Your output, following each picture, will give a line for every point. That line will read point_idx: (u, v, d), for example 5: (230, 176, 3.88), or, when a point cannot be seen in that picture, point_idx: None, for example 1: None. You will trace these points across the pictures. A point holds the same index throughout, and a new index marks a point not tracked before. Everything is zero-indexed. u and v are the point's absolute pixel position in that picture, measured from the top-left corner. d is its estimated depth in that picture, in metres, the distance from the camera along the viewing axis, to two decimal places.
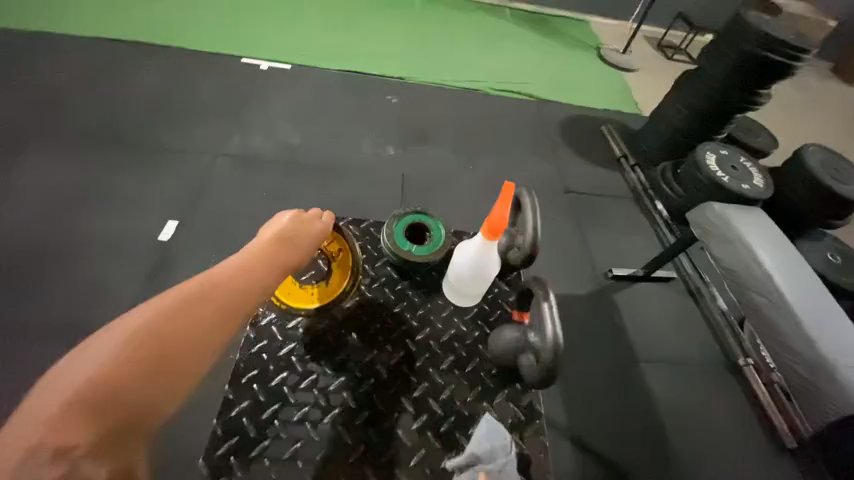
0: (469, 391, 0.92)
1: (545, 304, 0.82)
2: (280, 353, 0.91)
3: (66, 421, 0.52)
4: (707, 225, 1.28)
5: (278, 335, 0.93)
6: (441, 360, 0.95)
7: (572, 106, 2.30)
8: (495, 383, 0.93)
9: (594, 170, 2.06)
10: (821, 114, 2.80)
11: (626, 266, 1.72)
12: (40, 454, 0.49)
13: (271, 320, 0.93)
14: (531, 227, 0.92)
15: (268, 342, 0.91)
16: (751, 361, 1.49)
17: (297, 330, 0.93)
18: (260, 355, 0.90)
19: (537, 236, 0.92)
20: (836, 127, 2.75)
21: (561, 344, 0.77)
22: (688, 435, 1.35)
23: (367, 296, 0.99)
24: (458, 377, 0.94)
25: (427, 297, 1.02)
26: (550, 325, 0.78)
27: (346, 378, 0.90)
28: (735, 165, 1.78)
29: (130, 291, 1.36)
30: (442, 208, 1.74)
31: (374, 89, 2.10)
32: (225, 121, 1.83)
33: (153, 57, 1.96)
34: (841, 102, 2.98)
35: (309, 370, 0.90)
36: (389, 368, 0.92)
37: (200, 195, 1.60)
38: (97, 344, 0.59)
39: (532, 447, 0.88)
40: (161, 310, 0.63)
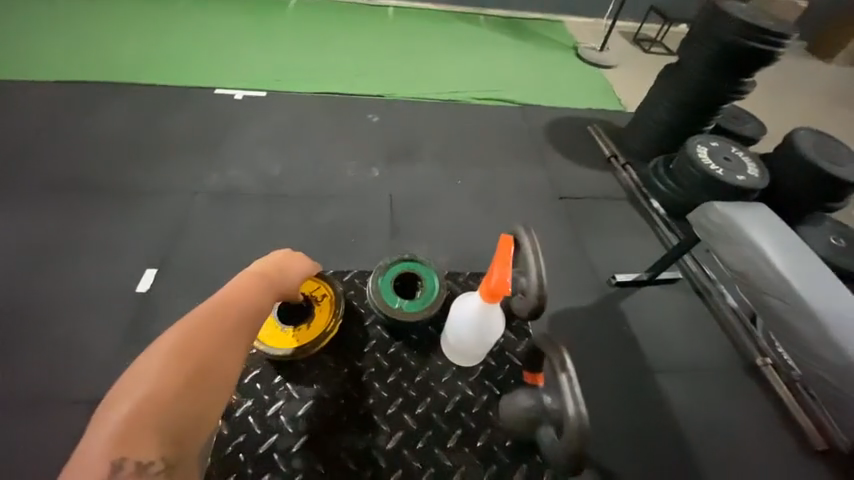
0: (483, 471, 0.89)
1: (564, 377, 0.73)
2: (257, 452, 0.86)
3: (134, 440, 0.53)
4: (712, 227, 1.23)
5: (255, 427, 0.89)
6: (447, 437, 0.93)
7: (556, 108, 2.25)
8: (511, 459, 0.90)
9: (586, 171, 2.00)
10: (803, 95, 2.80)
11: (628, 271, 1.65)
12: (122, 472, 0.51)
13: (247, 410, 0.90)
14: (536, 273, 0.86)
15: (245, 437, 0.88)
16: (770, 361, 1.44)
17: (278, 418, 0.90)
18: (236, 454, 0.86)
19: (544, 282, 0.86)
20: (820, 107, 2.74)
21: (587, 422, 0.70)
22: (713, 447, 1.28)
23: (358, 365, 0.97)
24: (469, 456, 0.91)
25: (424, 358, 0.99)
26: (571, 401, 0.71)
27: (339, 473, 0.87)
28: (728, 156, 1.74)
29: (107, 350, 1.26)
30: (433, 227, 1.67)
31: (353, 109, 2.04)
32: (200, 156, 1.75)
33: (121, 95, 1.89)
34: (822, 81, 2.97)
35: (294, 469, 0.85)
36: (387, 456, 0.89)
37: (177, 237, 1.51)
38: (141, 370, 0.59)
39: None
40: (194, 330, 0.66)
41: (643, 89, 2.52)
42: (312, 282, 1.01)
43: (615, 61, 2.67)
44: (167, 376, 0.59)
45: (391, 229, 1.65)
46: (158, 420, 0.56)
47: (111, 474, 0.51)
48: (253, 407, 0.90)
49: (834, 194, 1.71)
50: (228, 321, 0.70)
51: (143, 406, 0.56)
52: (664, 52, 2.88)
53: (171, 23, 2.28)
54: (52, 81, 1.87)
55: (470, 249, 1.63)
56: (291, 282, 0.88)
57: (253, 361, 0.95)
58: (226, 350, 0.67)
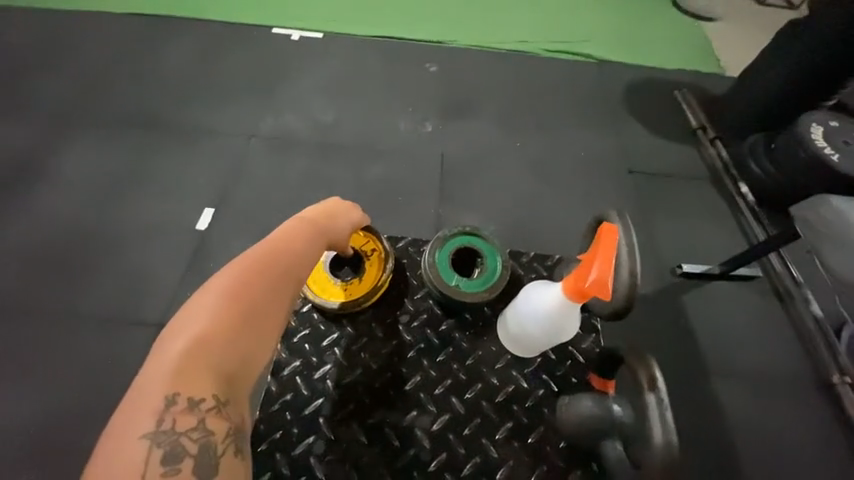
0: (531, 469, 0.87)
1: (652, 398, 0.71)
2: (304, 412, 0.89)
3: (187, 377, 0.56)
4: (819, 224, 1.03)
5: (303, 388, 0.91)
6: (496, 428, 0.90)
7: (639, 68, 1.96)
8: (565, 462, 0.87)
9: (665, 144, 1.76)
10: None
11: (697, 262, 1.49)
12: (176, 406, 0.55)
13: (295, 370, 0.92)
14: (630, 273, 0.78)
15: (293, 396, 0.90)
16: (849, 380, 1.25)
17: (325, 382, 0.91)
18: (283, 412, 0.88)
19: (637, 283, 0.78)
20: None
21: (677, 452, 0.67)
22: (764, 462, 1.19)
23: (406, 339, 0.96)
24: (518, 451, 0.88)
25: (476, 341, 0.96)
26: (660, 428, 0.68)
27: (382, 447, 0.87)
28: (848, 139, 1.44)
29: (172, 280, 1.37)
30: (484, 192, 1.58)
31: (411, 57, 1.90)
32: (257, 99, 1.74)
33: (184, 31, 1.88)
34: None
35: (338, 436, 0.87)
36: (431, 436, 0.89)
37: (233, 180, 1.55)
38: (191, 312, 0.61)
39: None
40: (244, 275, 0.65)
41: (750, 50, 2.11)
42: (361, 237, 0.99)
43: (720, 13, 2.24)
44: (217, 319, 0.60)
45: (439, 191, 1.58)
46: (209, 360, 0.59)
47: (166, 407, 0.54)
48: (300, 367, 0.92)
49: None
50: (275, 269, 0.68)
51: (195, 346, 0.58)
52: (785, 5, 2.35)
53: None
54: (123, 13, 1.90)
55: (520, 220, 1.54)
56: (341, 232, 0.85)
57: (302, 321, 0.97)
58: (271, 298, 0.66)
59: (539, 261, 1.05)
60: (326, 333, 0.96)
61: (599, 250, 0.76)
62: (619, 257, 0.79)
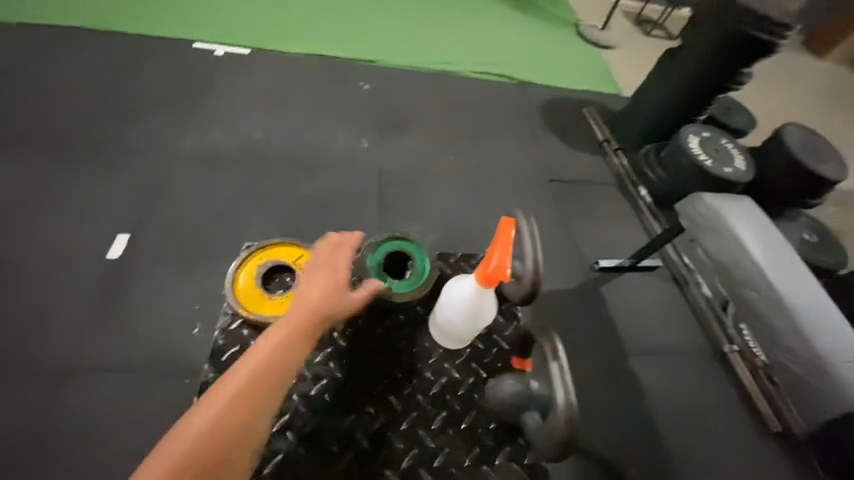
0: (466, 454, 0.89)
1: (555, 364, 0.73)
2: None
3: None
4: (696, 216, 1.20)
5: None
6: (433, 419, 0.92)
7: (552, 88, 2.20)
8: (495, 443, 0.90)
9: (578, 155, 1.98)
10: (804, 87, 2.75)
11: (611, 257, 1.68)
12: None
13: None
14: (533, 259, 0.85)
15: None
16: (736, 348, 1.48)
17: None
18: None
19: (539, 268, 0.85)
20: (818, 101, 2.70)
21: (577, 409, 0.69)
22: (679, 429, 1.34)
23: (343, 345, 0.95)
24: (454, 437, 0.90)
25: (413, 340, 0.97)
26: (561, 390, 0.70)
27: (319, 454, 0.85)
28: (718, 147, 1.75)
29: (77, 317, 1.21)
30: (423, 206, 1.64)
31: (343, 74, 1.93)
32: (178, 115, 1.64)
33: (90, 44, 1.73)
34: (824, 74, 2.90)
35: (274, 449, 0.84)
36: (370, 436, 0.88)
37: (152, 201, 1.43)
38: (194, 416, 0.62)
39: None
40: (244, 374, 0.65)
41: (639, 74, 2.48)
42: (297, 251, 1.01)
43: (615, 42, 2.59)
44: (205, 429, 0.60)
45: (379, 203, 1.61)
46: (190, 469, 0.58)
47: None
48: None
49: (815, 191, 1.76)
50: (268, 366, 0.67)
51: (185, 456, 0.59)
52: (665, 37, 2.80)
53: None
54: (10, 22, 1.69)
55: (458, 229, 1.62)
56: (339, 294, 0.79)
57: (231, 339, 0.91)
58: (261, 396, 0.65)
59: (466, 261, 1.08)
60: None
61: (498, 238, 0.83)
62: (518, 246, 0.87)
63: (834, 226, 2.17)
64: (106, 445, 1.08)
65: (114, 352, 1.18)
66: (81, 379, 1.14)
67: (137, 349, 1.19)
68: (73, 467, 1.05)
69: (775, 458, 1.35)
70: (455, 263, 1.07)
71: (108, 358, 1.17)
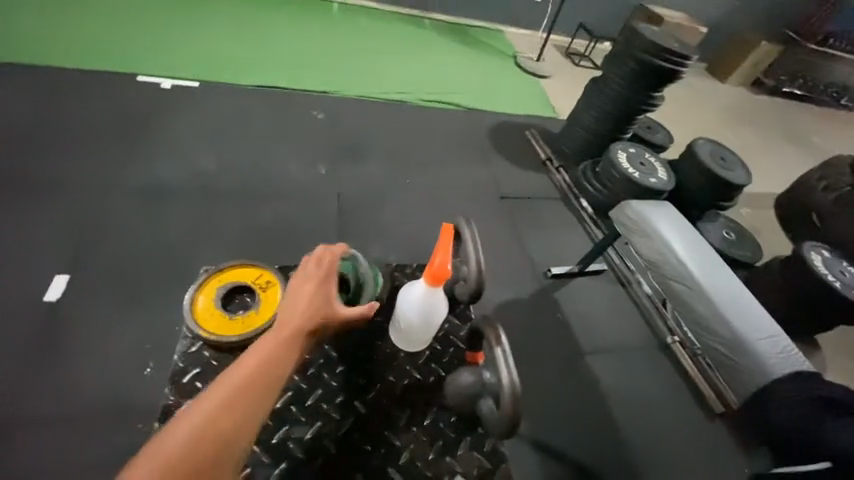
0: (430, 448, 0.89)
1: (498, 350, 0.78)
2: None
3: None
4: (628, 221, 1.36)
5: None
6: (397, 419, 0.92)
7: (497, 113, 2.39)
8: (456, 434, 0.92)
9: (525, 173, 2.14)
10: (710, 108, 3.18)
11: (562, 264, 1.81)
12: None
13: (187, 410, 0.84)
14: (475, 260, 0.91)
15: None
16: (678, 338, 1.62)
17: None
18: None
19: (482, 268, 0.91)
20: (722, 119, 3.13)
21: (520, 389, 0.73)
22: (634, 418, 1.43)
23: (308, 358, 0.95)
24: (417, 434, 0.90)
25: (370, 351, 0.98)
26: (504, 371, 0.75)
27: (287, 464, 0.83)
28: (642, 161, 1.98)
29: (5, 367, 1.11)
30: (384, 227, 1.69)
31: (296, 105, 1.98)
32: (123, 148, 1.60)
33: (22, 79, 1.66)
34: (725, 96, 3.37)
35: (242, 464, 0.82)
36: (337, 442, 0.87)
37: (94, 237, 1.36)
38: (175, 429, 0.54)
39: None
40: (237, 384, 0.59)
41: (572, 99, 2.76)
42: (254, 271, 1.01)
43: (550, 71, 2.88)
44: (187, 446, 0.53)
45: (339, 228, 1.63)
46: None
47: None
48: None
49: (725, 195, 2.03)
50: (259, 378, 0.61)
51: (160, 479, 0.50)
52: (592, 66, 3.15)
53: (84, 1, 2.06)
54: None
55: (419, 247, 1.68)
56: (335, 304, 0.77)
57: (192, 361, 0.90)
58: (251, 410, 0.59)
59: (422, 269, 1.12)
60: (220, 367, 0.89)
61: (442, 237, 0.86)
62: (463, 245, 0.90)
63: (747, 225, 2.49)
64: None
65: (50, 404, 1.08)
66: (7, 437, 1.03)
67: (77, 398, 1.10)
68: None
69: (721, 437, 1.46)
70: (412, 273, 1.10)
71: (43, 411, 1.07)
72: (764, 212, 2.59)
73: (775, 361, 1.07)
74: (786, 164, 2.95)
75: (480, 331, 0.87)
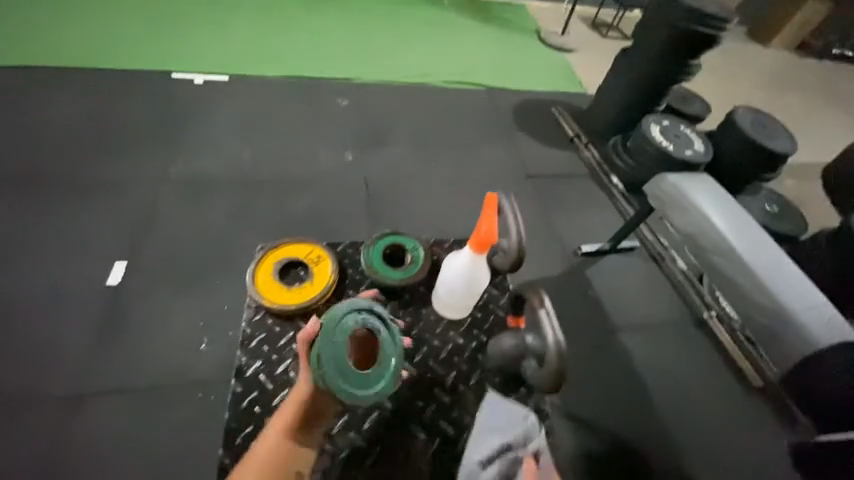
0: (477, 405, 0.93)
1: (542, 311, 0.81)
2: (273, 403, 0.89)
3: None
4: (663, 195, 1.33)
5: (268, 383, 0.91)
6: (445, 378, 0.96)
7: (520, 91, 2.33)
8: (502, 392, 0.94)
9: (552, 151, 2.11)
10: (751, 73, 2.98)
11: (592, 242, 1.79)
12: None
13: (258, 369, 0.92)
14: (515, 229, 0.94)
15: (259, 393, 0.89)
16: (715, 313, 1.59)
17: (288, 374, 0.93)
18: (251, 408, 0.88)
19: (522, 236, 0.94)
20: (764, 85, 2.93)
21: (565, 347, 0.78)
22: (669, 393, 1.43)
23: None
24: (464, 393, 0.94)
25: (418, 313, 1.01)
26: (550, 330, 0.79)
27: (348, 417, 0.87)
28: (677, 134, 1.87)
29: (81, 345, 1.24)
30: (411, 210, 1.72)
31: (321, 93, 2.02)
32: (164, 144, 1.69)
33: (71, 83, 1.78)
34: (768, 59, 3.14)
35: None
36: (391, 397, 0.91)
37: (146, 227, 1.47)
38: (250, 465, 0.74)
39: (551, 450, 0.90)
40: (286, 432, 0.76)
41: (600, 72, 2.65)
42: (306, 248, 1.04)
43: (575, 45, 2.77)
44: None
45: (367, 213, 1.67)
46: None
47: None
48: (263, 366, 0.92)
49: (767, 166, 1.92)
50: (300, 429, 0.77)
51: None
52: (620, 37, 3.00)
53: (117, 2, 2.14)
54: None
55: (447, 229, 1.70)
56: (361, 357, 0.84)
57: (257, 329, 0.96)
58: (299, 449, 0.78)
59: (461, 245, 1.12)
60: (282, 333, 0.96)
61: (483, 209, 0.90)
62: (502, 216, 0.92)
63: (792, 197, 2.35)
64: (122, 466, 1.10)
65: (122, 376, 1.21)
66: (89, 405, 1.16)
67: (145, 371, 1.22)
68: None
69: (761, 413, 1.44)
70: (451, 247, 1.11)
71: (117, 383, 1.19)
72: (811, 183, 2.44)
73: (822, 331, 1.03)
74: (836, 131, 2.75)
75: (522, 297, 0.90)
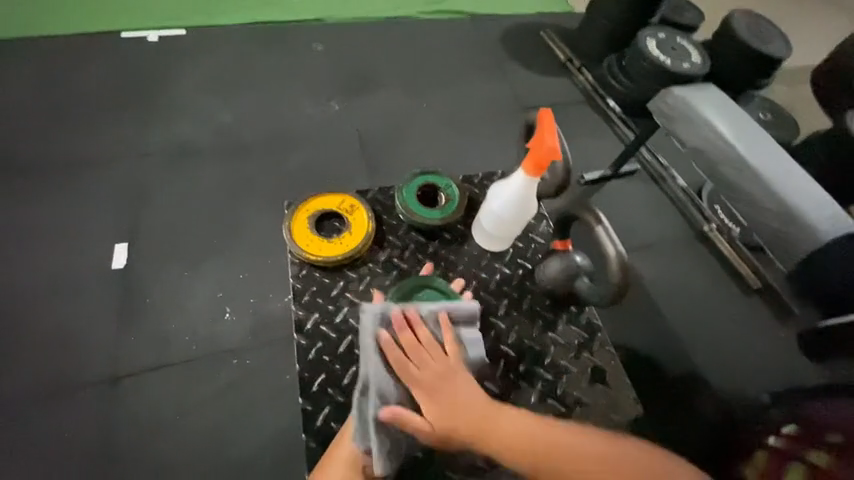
0: (532, 327, 1.01)
1: (600, 228, 0.86)
2: (340, 350, 0.98)
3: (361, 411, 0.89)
4: (670, 111, 1.30)
5: (330, 332, 0.99)
6: (497, 307, 1.02)
7: (506, 15, 2.16)
8: (553, 312, 1.03)
9: (545, 79, 2.01)
10: None
11: (595, 169, 1.79)
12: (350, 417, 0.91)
13: (317, 322, 0.99)
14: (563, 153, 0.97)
15: (323, 343, 0.98)
16: (714, 225, 1.64)
17: (348, 321, 1.00)
18: (321, 357, 0.97)
19: (568, 160, 0.98)
20: None
21: (626, 259, 0.84)
22: (675, 304, 1.52)
23: (403, 266, 1.04)
24: (519, 318, 1.02)
25: (459, 250, 1.06)
26: (611, 245, 0.84)
27: None
28: (674, 45, 1.74)
29: (103, 329, 1.23)
30: (409, 157, 1.66)
31: (292, 39, 1.83)
32: (133, 114, 1.56)
33: (11, 55, 1.59)
34: None
35: None
36: None
37: (137, 206, 1.40)
38: None
39: (603, 358, 1.00)
40: None
41: None
42: (338, 198, 1.06)
43: None
44: None
45: (366, 165, 1.61)
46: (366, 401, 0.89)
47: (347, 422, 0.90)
48: (321, 318, 0.99)
49: (764, 71, 1.87)
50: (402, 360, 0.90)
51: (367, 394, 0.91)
52: None
53: None
54: None
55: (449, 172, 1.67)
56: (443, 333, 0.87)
57: (306, 281, 1.02)
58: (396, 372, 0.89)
59: (490, 179, 1.14)
60: (333, 284, 1.02)
61: (542, 129, 0.88)
62: (558, 138, 0.92)
63: (783, 102, 2.34)
64: (174, 433, 1.15)
65: (153, 354, 1.22)
66: (127, 384, 1.18)
67: (174, 346, 1.23)
68: (144, 458, 1.12)
69: (758, 311, 1.55)
70: (480, 183, 1.13)
71: (149, 361, 1.21)
72: (801, 86, 2.42)
73: (828, 226, 1.08)
74: (825, 28, 2.67)
75: (571, 218, 0.93)
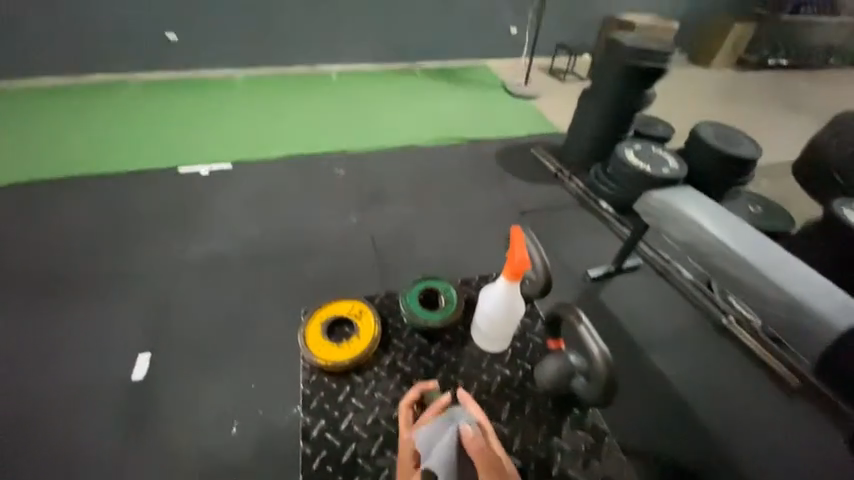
0: (537, 431, 0.96)
1: (582, 326, 0.89)
2: (343, 459, 0.94)
3: None
4: (655, 211, 1.42)
5: (334, 440, 0.96)
6: (500, 411, 0.98)
7: (500, 138, 2.52)
8: (555, 414, 0.98)
9: (540, 188, 2.24)
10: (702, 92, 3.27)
11: (598, 265, 1.86)
12: None
13: (322, 428, 0.97)
14: (539, 260, 1.04)
15: (327, 452, 0.94)
16: (733, 317, 1.61)
17: (352, 428, 0.97)
18: (324, 467, 0.93)
19: (545, 265, 1.05)
20: (717, 100, 3.21)
21: (610, 356, 0.86)
22: (709, 405, 1.40)
23: (407, 370, 1.05)
24: (522, 422, 0.97)
25: (461, 351, 1.08)
26: (593, 344, 0.87)
27: None
28: (650, 154, 1.96)
29: (109, 448, 1.20)
30: (420, 261, 1.78)
31: (318, 167, 2.16)
32: (177, 233, 1.78)
33: (86, 189, 1.90)
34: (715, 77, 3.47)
35: (380, 467, 0.94)
36: None
37: (165, 316, 1.49)
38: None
39: (614, 467, 0.92)
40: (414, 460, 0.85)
41: (569, 110, 2.86)
42: (347, 304, 1.13)
43: (538, 92, 2.96)
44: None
45: (379, 271, 1.73)
46: None
47: None
48: (327, 424, 0.97)
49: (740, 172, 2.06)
50: None
51: None
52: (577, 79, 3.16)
53: (124, 113, 2.34)
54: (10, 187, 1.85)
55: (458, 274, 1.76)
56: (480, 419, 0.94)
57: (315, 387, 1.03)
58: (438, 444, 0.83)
59: (486, 281, 1.21)
60: (339, 389, 1.01)
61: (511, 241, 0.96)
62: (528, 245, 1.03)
63: (770, 195, 2.49)
64: None
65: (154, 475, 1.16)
66: None
67: (177, 466, 1.18)
68: None
69: (803, 410, 1.42)
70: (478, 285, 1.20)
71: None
72: (784, 179, 2.60)
73: (837, 315, 1.07)
74: (790, 131, 2.97)
75: (558, 316, 0.97)
